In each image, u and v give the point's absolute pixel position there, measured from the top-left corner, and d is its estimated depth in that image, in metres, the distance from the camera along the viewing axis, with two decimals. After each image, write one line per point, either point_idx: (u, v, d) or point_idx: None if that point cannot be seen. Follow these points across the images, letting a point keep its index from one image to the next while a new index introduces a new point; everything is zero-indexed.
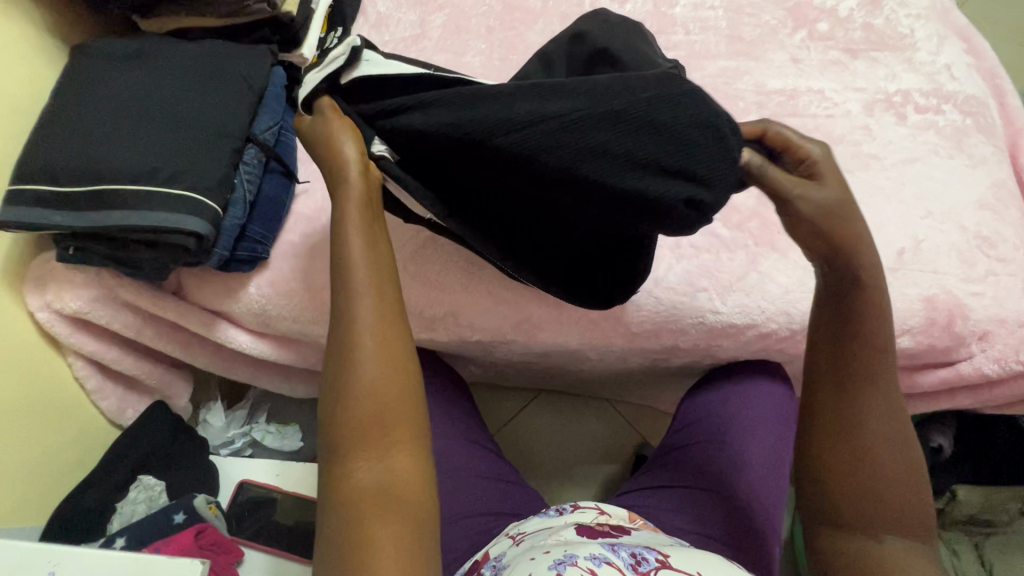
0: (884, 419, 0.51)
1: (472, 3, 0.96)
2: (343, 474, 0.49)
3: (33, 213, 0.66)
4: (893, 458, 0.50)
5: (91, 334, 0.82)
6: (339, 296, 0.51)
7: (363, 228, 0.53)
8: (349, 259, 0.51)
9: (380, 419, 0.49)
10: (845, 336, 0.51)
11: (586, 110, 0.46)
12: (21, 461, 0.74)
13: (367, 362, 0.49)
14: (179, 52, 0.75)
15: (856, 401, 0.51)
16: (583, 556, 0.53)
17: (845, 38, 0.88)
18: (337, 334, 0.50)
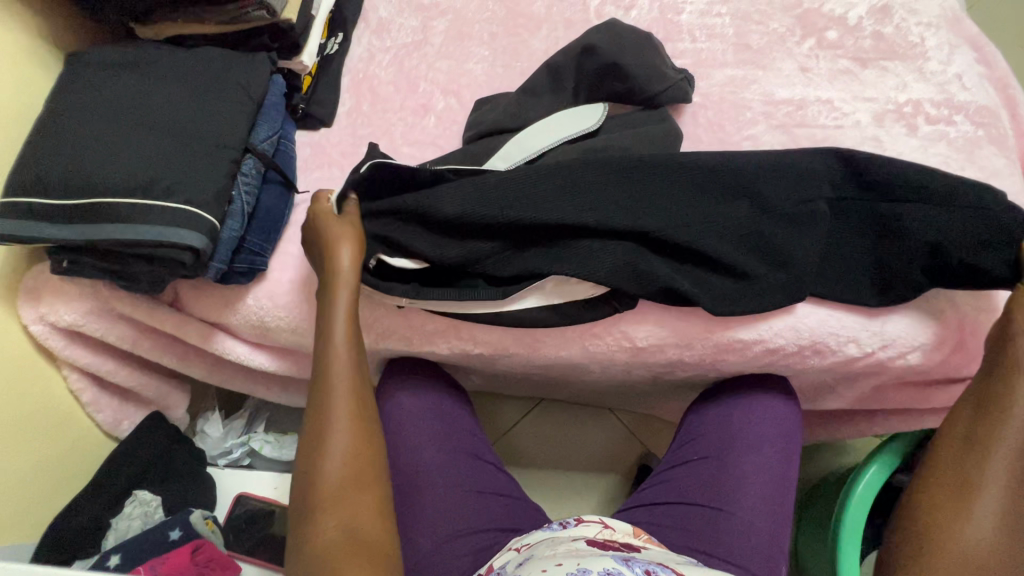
0: (1007, 478, 0.60)
1: (475, 9, 0.94)
2: (310, 533, 0.55)
3: (25, 226, 0.64)
4: (1001, 518, 0.59)
5: (86, 346, 0.80)
6: (316, 378, 0.62)
7: (347, 315, 0.65)
8: (329, 347, 0.63)
9: (348, 480, 0.57)
10: (993, 407, 0.64)
11: (669, 184, 0.70)
12: (16, 476, 0.73)
13: (337, 431, 0.59)
14: (176, 60, 0.74)
15: (989, 455, 0.62)
16: (597, 571, 0.52)
17: (854, 46, 0.87)
18: (314, 409, 0.61)
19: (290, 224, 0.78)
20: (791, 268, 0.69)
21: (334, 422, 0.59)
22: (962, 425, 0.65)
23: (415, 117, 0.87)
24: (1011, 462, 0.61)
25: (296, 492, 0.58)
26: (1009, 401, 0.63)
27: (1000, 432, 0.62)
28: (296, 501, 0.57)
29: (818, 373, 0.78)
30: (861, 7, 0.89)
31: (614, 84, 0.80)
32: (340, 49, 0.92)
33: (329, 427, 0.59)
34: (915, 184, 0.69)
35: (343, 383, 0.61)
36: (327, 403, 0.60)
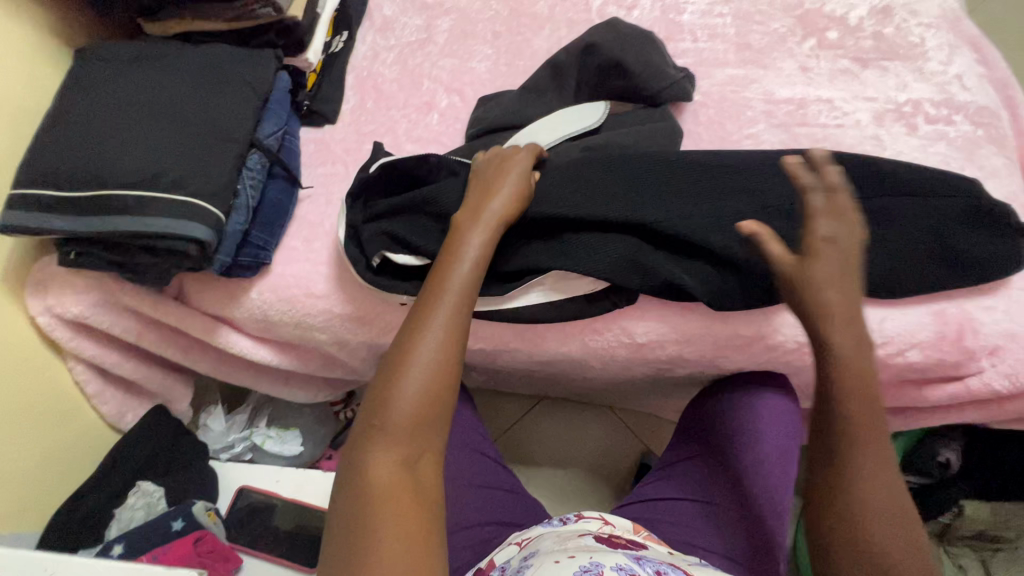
0: (872, 465, 0.52)
1: (478, 8, 0.95)
2: (366, 461, 0.50)
3: (33, 218, 0.65)
4: (892, 524, 0.50)
5: (92, 338, 0.81)
6: (423, 303, 0.57)
7: (483, 248, 0.61)
8: (451, 273, 0.59)
9: (420, 421, 0.52)
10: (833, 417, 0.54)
11: (677, 180, 0.71)
12: (20, 466, 0.74)
13: (421, 365, 0.53)
14: (184, 55, 0.75)
15: (852, 453, 0.53)
16: (609, 566, 0.53)
17: (854, 47, 0.87)
18: (403, 334, 0.56)
19: (295, 219, 0.79)
20: None
21: (421, 353, 0.54)
22: (816, 441, 0.56)
23: (418, 114, 0.87)
24: (873, 445, 0.53)
25: (362, 409, 0.53)
26: (836, 379, 0.54)
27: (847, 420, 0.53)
28: (361, 421, 0.53)
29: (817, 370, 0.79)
30: (862, 8, 0.89)
31: (616, 83, 0.82)
32: (344, 47, 0.92)
33: (413, 359, 0.53)
34: (908, 187, 0.72)
35: (451, 315, 0.56)
36: (421, 332, 0.55)
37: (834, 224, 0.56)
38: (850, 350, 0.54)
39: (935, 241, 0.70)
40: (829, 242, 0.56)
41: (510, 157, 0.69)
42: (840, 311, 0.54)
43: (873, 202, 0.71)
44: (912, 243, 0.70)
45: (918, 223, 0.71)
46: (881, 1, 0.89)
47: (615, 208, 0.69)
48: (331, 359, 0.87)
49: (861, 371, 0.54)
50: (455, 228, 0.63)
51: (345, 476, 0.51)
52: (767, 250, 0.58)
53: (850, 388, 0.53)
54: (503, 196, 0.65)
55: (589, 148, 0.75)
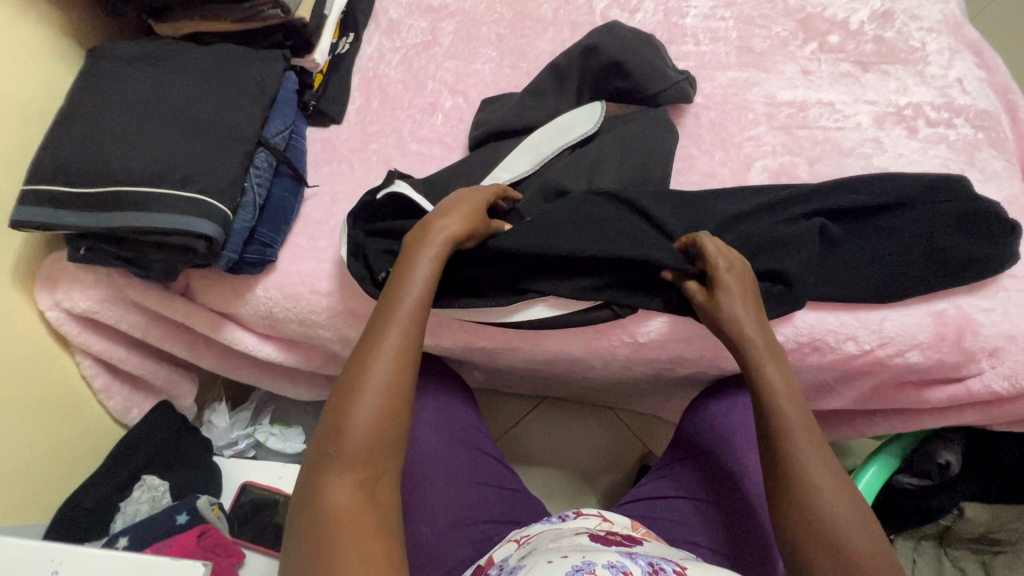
0: (818, 464, 0.55)
1: (483, 11, 0.96)
2: (321, 488, 0.51)
3: (45, 213, 0.66)
4: (837, 495, 0.53)
5: (99, 333, 0.82)
6: (375, 327, 0.57)
7: (432, 271, 0.61)
8: (400, 298, 0.59)
9: (374, 446, 0.53)
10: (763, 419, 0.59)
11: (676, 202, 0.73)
12: (26, 458, 0.75)
13: (374, 391, 0.54)
14: (193, 55, 0.76)
15: (797, 460, 0.55)
16: (601, 564, 0.53)
17: (855, 50, 0.88)
18: (354, 361, 0.56)
19: (300, 218, 0.80)
20: (804, 272, 0.70)
21: (373, 380, 0.54)
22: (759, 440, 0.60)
23: (423, 115, 0.88)
24: (815, 444, 0.56)
25: (318, 435, 0.54)
26: (774, 395, 0.59)
27: (783, 417, 0.58)
28: (317, 447, 0.53)
29: (817, 371, 0.79)
30: (863, 12, 0.90)
31: (617, 84, 0.82)
32: (350, 49, 0.93)
33: (366, 384, 0.54)
34: (894, 199, 0.74)
35: (399, 339, 0.57)
36: (372, 358, 0.55)
37: (728, 261, 0.65)
38: (772, 369, 0.61)
39: (923, 247, 0.72)
40: (731, 273, 0.65)
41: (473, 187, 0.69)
42: (755, 334, 0.63)
43: (857, 219, 0.75)
44: (899, 253, 0.72)
45: (903, 234, 0.73)
46: (882, 6, 0.90)
47: (613, 239, 0.69)
48: (335, 357, 0.88)
49: (787, 383, 0.60)
50: (407, 251, 0.63)
51: (303, 503, 0.52)
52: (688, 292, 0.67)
53: (781, 400, 0.59)
54: (455, 221, 0.64)
55: (586, 176, 0.75)
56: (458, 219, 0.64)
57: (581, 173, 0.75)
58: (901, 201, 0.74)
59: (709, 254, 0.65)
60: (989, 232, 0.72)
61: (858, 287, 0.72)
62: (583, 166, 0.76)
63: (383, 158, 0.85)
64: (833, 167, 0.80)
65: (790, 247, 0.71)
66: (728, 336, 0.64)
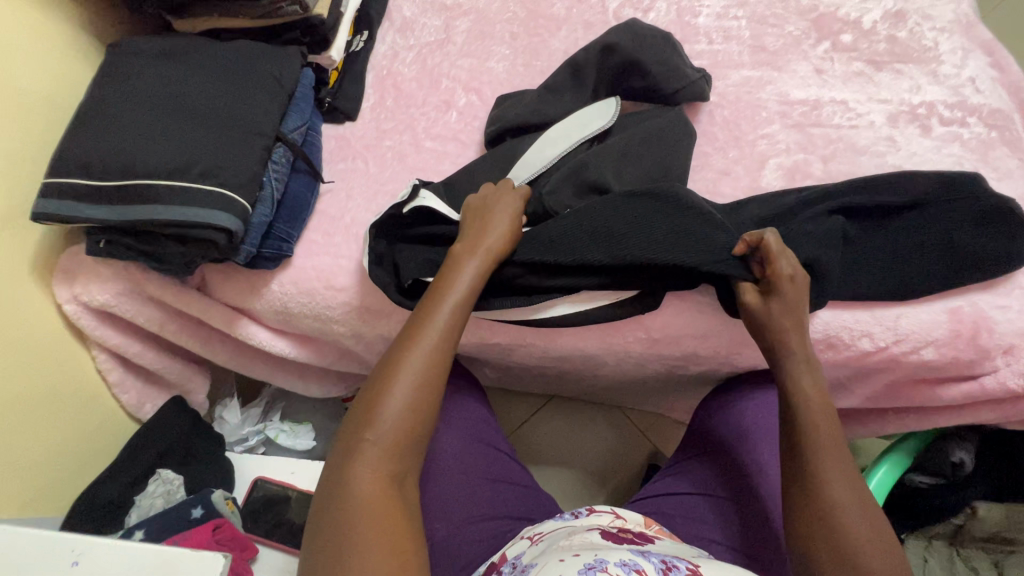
0: (846, 482, 0.57)
1: (496, 9, 0.97)
2: (347, 476, 0.51)
3: (66, 206, 0.67)
4: (855, 508, 0.56)
5: (115, 327, 0.82)
6: (417, 326, 0.60)
7: (472, 280, 0.64)
8: (441, 302, 0.62)
9: (403, 441, 0.54)
10: (792, 427, 0.62)
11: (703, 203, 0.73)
12: (41, 451, 0.75)
13: (406, 386, 0.55)
14: (212, 51, 0.77)
15: (823, 476, 0.57)
16: (613, 562, 0.53)
17: (868, 49, 0.88)
18: (392, 354, 0.58)
19: (316, 213, 0.80)
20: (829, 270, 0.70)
21: (408, 376, 0.56)
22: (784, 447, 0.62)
23: (437, 112, 0.89)
24: (839, 457, 0.58)
25: (348, 424, 0.55)
26: (802, 403, 0.62)
27: (813, 426, 0.60)
28: (346, 434, 0.54)
29: (831, 369, 0.79)
30: (876, 12, 0.90)
31: (634, 82, 0.83)
32: (365, 47, 0.94)
33: (401, 381, 0.55)
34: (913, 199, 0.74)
35: (439, 342, 0.59)
36: (413, 355, 0.57)
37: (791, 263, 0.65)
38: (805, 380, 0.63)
39: (941, 247, 0.72)
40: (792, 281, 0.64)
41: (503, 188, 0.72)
42: (794, 342, 0.64)
43: (875, 217, 0.75)
44: (917, 252, 0.73)
45: (920, 233, 0.73)
46: (895, 6, 0.90)
47: (641, 238, 0.67)
48: (348, 353, 0.88)
49: (821, 398, 0.62)
50: (453, 260, 0.66)
51: (326, 488, 0.52)
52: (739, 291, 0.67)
53: (813, 413, 0.61)
54: (500, 227, 0.68)
55: (611, 172, 0.74)
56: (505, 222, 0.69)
57: (605, 169, 0.74)
58: (918, 201, 0.74)
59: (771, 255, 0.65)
60: (1008, 231, 0.71)
61: (876, 285, 0.72)
62: (608, 157, 0.75)
63: (397, 155, 0.85)
64: (847, 165, 0.80)
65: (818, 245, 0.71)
66: (768, 343, 0.65)
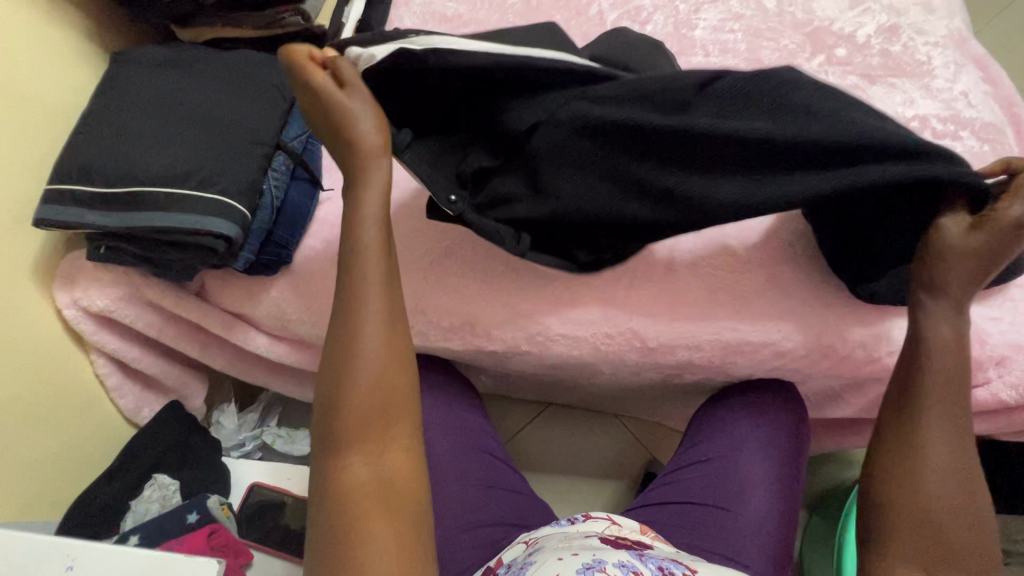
0: (943, 437, 0.55)
1: (496, 20, 0.98)
2: (336, 467, 0.52)
3: (68, 213, 0.68)
4: (949, 468, 0.54)
5: (115, 332, 0.83)
6: (345, 294, 0.55)
7: (380, 220, 0.57)
8: (361, 259, 0.56)
9: (377, 414, 0.53)
10: (914, 371, 0.58)
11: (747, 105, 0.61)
12: (38, 455, 0.75)
13: (366, 360, 0.53)
14: (214, 59, 0.78)
15: (924, 427, 0.56)
16: (612, 562, 0.54)
17: (862, 63, 0.90)
18: (336, 338, 0.54)
19: (315, 220, 0.81)
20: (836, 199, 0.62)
21: (362, 349, 0.53)
22: (895, 384, 0.60)
23: None
24: (950, 414, 0.56)
25: (319, 417, 0.54)
26: (936, 352, 0.58)
27: (931, 374, 0.58)
28: (320, 430, 0.53)
29: (825, 378, 0.80)
30: (870, 26, 0.92)
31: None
32: None
33: (355, 353, 0.53)
34: None
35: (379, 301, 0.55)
36: (353, 326, 0.54)
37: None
38: (947, 339, 0.58)
39: None
40: (1020, 229, 0.57)
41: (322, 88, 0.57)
42: (957, 288, 0.59)
43: None
44: None
45: None
46: (888, 20, 0.92)
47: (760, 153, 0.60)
48: None
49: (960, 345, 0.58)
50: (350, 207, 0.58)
51: (316, 475, 0.53)
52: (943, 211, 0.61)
53: (948, 358, 0.58)
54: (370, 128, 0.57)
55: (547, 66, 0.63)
56: (375, 123, 0.58)
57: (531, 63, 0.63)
58: None
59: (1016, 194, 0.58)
60: None
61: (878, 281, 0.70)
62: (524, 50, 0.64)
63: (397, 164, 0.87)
64: None
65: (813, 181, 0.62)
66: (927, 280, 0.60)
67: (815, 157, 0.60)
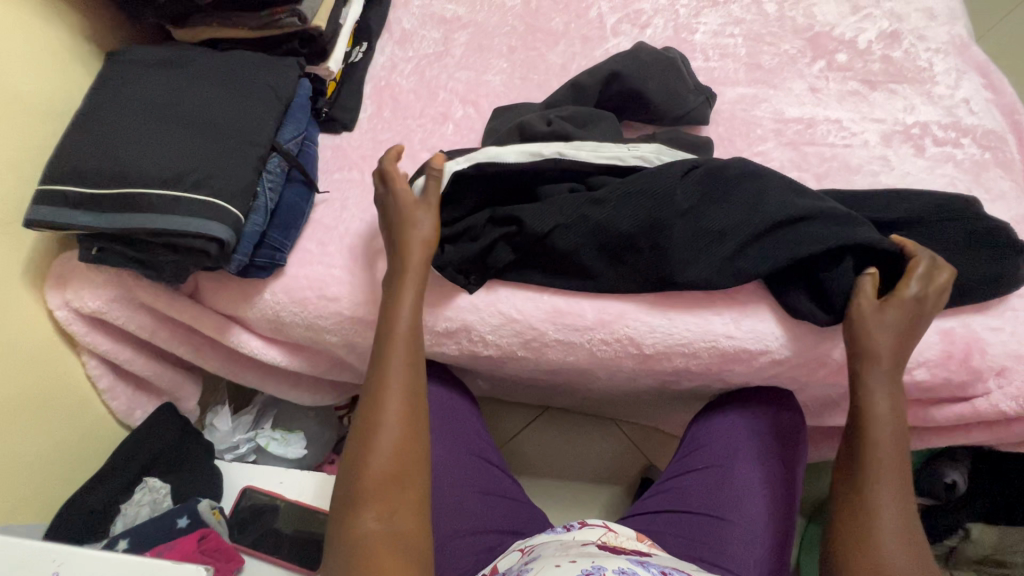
0: (894, 503, 0.58)
1: (494, 23, 0.98)
2: (351, 525, 0.53)
3: (59, 214, 0.67)
4: (898, 540, 0.56)
5: (107, 334, 0.82)
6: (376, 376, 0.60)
7: (411, 306, 0.64)
8: (390, 338, 0.62)
9: (395, 475, 0.55)
10: (858, 445, 0.62)
11: (713, 186, 0.72)
12: (27, 457, 0.74)
13: (388, 428, 0.56)
14: (210, 60, 0.78)
15: (873, 494, 0.58)
16: (611, 568, 0.53)
17: (863, 69, 0.89)
18: (363, 414, 0.58)
19: (310, 223, 0.80)
20: (800, 245, 0.69)
21: (386, 414, 0.57)
22: (845, 459, 0.63)
23: (434, 124, 0.89)
24: (896, 485, 0.59)
25: (341, 482, 0.56)
26: (880, 425, 0.62)
27: (876, 448, 0.61)
28: (340, 492, 0.55)
29: (824, 386, 0.79)
30: (871, 32, 0.91)
31: (639, 111, 0.85)
32: (364, 58, 0.95)
33: (380, 418, 0.57)
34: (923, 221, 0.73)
35: (402, 372, 0.60)
36: (378, 400, 0.58)
37: (925, 288, 0.66)
38: (883, 395, 0.63)
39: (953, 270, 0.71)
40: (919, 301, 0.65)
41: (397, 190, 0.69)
42: (886, 360, 0.64)
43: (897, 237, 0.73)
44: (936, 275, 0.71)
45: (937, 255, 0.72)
46: (890, 26, 0.91)
47: (739, 227, 0.70)
48: (339, 362, 0.88)
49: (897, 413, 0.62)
50: (388, 294, 0.65)
51: (335, 532, 0.54)
52: (861, 286, 0.67)
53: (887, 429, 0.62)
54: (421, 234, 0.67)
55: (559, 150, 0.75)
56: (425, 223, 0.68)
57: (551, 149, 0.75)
58: (926, 222, 0.73)
59: (910, 274, 0.66)
60: (1000, 254, 0.71)
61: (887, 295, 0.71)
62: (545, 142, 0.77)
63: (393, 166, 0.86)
64: (840, 184, 0.80)
65: (777, 237, 0.70)
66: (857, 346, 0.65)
67: (778, 220, 0.70)
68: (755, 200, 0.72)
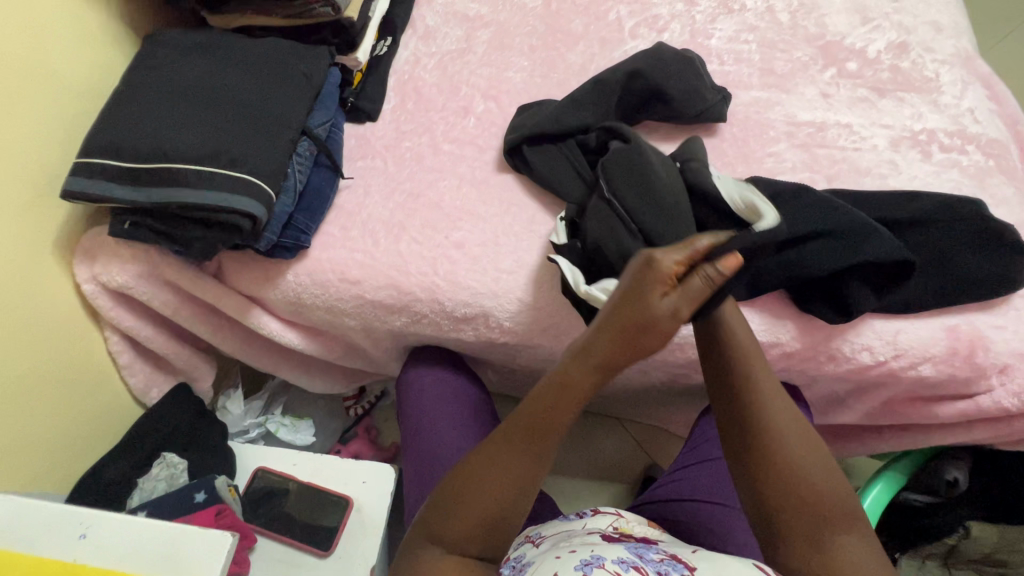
0: (806, 467, 0.56)
1: (517, 23, 1.01)
2: (425, 543, 0.54)
3: (97, 186, 0.68)
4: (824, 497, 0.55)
5: (130, 309, 0.84)
6: (518, 439, 0.54)
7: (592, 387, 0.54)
8: (549, 404, 0.54)
9: (485, 530, 0.53)
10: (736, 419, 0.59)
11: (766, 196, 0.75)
12: (47, 428, 0.75)
13: (495, 484, 0.53)
14: (245, 46, 0.80)
15: (787, 463, 0.56)
16: (611, 559, 0.54)
17: (872, 77, 0.92)
18: (477, 457, 0.55)
19: (334, 207, 0.82)
20: (837, 257, 0.71)
21: (499, 475, 0.54)
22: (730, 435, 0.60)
23: (456, 118, 0.91)
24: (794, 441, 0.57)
25: (430, 505, 0.56)
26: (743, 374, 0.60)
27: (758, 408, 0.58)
28: (425, 510, 0.56)
29: (832, 381, 0.81)
30: (880, 42, 0.94)
31: (657, 109, 0.88)
32: (389, 51, 0.97)
33: (491, 474, 0.54)
34: (931, 223, 0.76)
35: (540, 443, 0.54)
36: (495, 456, 0.54)
37: None
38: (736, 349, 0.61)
39: (957, 270, 0.74)
40: None
41: (678, 316, 0.50)
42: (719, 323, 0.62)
43: (908, 237, 0.76)
44: (943, 275, 0.74)
45: (944, 255, 0.75)
46: (898, 37, 0.94)
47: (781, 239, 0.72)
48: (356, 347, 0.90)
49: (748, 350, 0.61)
50: (581, 353, 0.54)
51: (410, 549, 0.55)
52: None
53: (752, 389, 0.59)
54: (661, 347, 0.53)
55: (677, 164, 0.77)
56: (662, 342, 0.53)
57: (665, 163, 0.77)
58: (933, 222, 0.76)
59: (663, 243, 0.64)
60: (1004, 255, 0.74)
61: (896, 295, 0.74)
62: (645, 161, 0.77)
63: (416, 156, 0.88)
64: (850, 186, 0.83)
65: (813, 246, 0.72)
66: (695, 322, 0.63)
67: (816, 232, 0.72)
68: (797, 212, 0.73)
